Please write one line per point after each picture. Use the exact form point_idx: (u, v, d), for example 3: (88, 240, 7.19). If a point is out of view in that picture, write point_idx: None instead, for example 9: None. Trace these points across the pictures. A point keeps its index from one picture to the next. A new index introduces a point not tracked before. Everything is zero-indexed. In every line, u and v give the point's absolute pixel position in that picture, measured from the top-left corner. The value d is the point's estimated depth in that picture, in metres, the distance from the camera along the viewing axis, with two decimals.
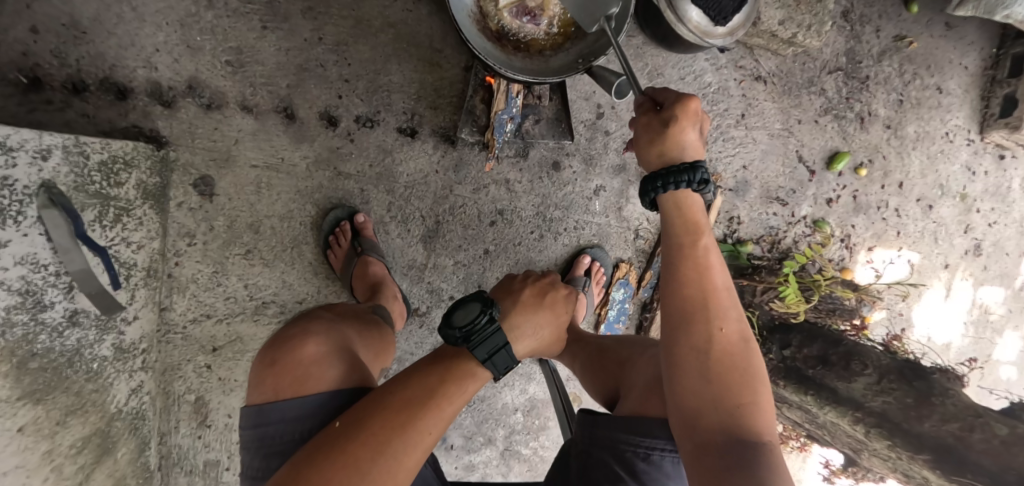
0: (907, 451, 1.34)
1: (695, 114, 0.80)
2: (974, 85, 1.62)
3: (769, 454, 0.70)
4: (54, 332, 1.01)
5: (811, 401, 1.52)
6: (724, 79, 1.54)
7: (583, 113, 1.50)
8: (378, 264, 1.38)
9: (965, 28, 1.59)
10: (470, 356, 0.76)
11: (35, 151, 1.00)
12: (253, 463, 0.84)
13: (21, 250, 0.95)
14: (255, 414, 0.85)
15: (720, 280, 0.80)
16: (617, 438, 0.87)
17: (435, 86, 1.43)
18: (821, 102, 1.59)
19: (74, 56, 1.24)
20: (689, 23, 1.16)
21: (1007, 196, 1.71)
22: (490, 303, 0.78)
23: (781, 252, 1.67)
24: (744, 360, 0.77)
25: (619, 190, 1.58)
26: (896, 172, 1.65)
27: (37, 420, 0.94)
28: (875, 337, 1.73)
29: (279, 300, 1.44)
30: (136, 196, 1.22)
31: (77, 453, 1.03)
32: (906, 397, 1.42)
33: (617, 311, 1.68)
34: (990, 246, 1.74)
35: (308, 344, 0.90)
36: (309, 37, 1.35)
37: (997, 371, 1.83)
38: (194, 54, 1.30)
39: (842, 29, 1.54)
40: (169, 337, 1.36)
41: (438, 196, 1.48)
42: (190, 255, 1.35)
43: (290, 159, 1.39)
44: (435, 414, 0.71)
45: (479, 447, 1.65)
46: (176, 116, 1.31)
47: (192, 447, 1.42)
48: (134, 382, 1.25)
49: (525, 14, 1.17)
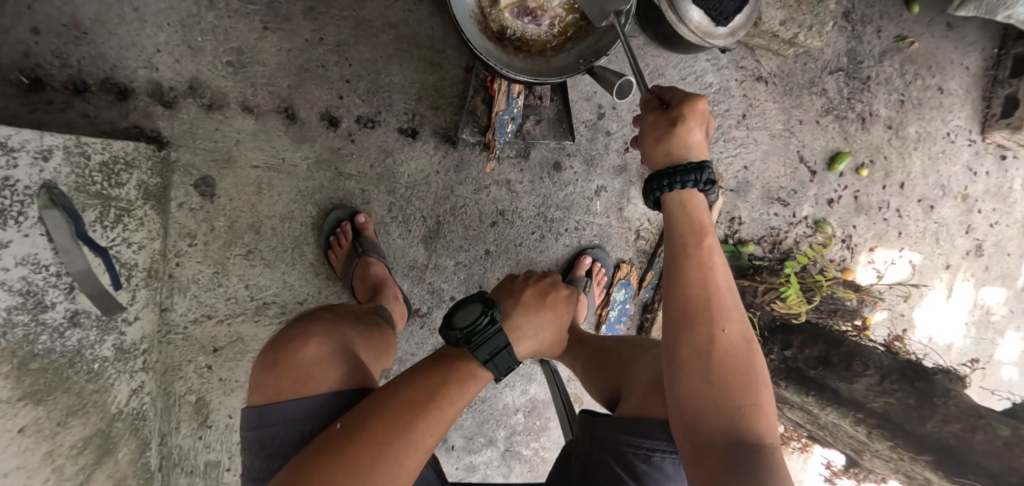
0: (909, 451, 1.33)
1: (702, 114, 0.80)
2: (975, 86, 1.62)
3: (770, 456, 0.70)
4: (55, 333, 1.00)
5: (812, 402, 1.52)
6: (724, 79, 1.54)
7: (584, 114, 1.50)
8: (378, 265, 1.38)
9: (966, 29, 1.59)
10: (470, 358, 0.76)
11: (36, 152, 1.00)
12: (254, 464, 0.84)
13: (22, 250, 0.95)
14: (255, 415, 0.85)
15: (724, 281, 0.79)
16: (617, 439, 0.86)
17: (435, 87, 1.43)
18: (822, 103, 1.59)
19: (75, 56, 1.24)
20: (690, 24, 1.15)
21: (1008, 196, 1.71)
22: (490, 304, 0.78)
23: (782, 252, 1.67)
24: (746, 362, 0.77)
25: (620, 190, 1.58)
26: (896, 173, 1.65)
27: (37, 421, 0.94)
28: (876, 338, 1.72)
29: (279, 301, 1.44)
30: (136, 197, 1.21)
31: (78, 454, 1.03)
32: (908, 398, 1.43)
33: (618, 312, 1.68)
34: (992, 247, 1.74)
35: (308, 344, 0.90)
36: (310, 38, 1.34)
37: (998, 372, 1.83)
38: (194, 54, 1.30)
39: (843, 29, 1.54)
40: (170, 337, 1.36)
41: (438, 197, 1.48)
42: (191, 255, 1.35)
43: (290, 160, 1.38)
44: (436, 417, 0.71)
45: (479, 448, 1.65)
46: (176, 116, 1.31)
47: (192, 448, 1.42)
48: (134, 383, 1.25)
49: (527, 15, 1.16)
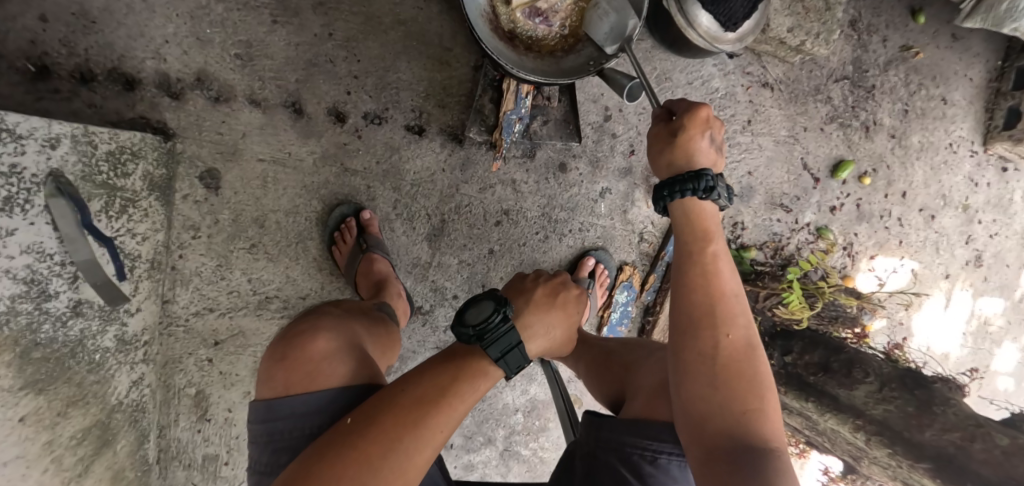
0: (907, 459, 1.37)
1: (705, 122, 0.79)
2: (979, 97, 1.63)
3: (776, 459, 0.70)
4: (57, 322, 1.00)
5: (811, 407, 1.54)
6: (730, 85, 1.55)
7: (591, 116, 1.50)
8: (382, 262, 1.38)
9: (971, 40, 1.59)
10: (482, 355, 0.76)
11: (43, 140, 1.00)
12: (261, 458, 0.84)
13: (28, 239, 0.94)
14: (264, 409, 0.85)
15: (728, 288, 0.80)
16: (624, 440, 0.86)
17: (443, 84, 1.43)
18: (826, 111, 1.59)
19: (83, 45, 1.23)
20: (698, 29, 1.18)
21: (1008, 207, 1.72)
22: (502, 302, 0.78)
23: (784, 258, 1.67)
24: (752, 366, 0.77)
25: (624, 193, 1.58)
26: (898, 182, 1.66)
27: (38, 410, 0.93)
28: (876, 345, 1.73)
29: (282, 296, 1.43)
30: (141, 188, 1.21)
31: (77, 445, 1.02)
32: (907, 406, 1.45)
33: (619, 314, 1.68)
34: (991, 258, 1.75)
35: (318, 338, 0.89)
36: (319, 33, 1.34)
37: (995, 381, 1.84)
38: (203, 46, 1.29)
39: (850, 37, 1.55)
40: (170, 330, 1.35)
41: (443, 196, 1.48)
42: (194, 248, 1.35)
43: (296, 154, 1.38)
44: (445, 413, 0.71)
45: (478, 447, 1.65)
46: (182, 108, 1.30)
47: (191, 441, 1.42)
48: (135, 374, 1.24)
49: (537, 16, 1.17)
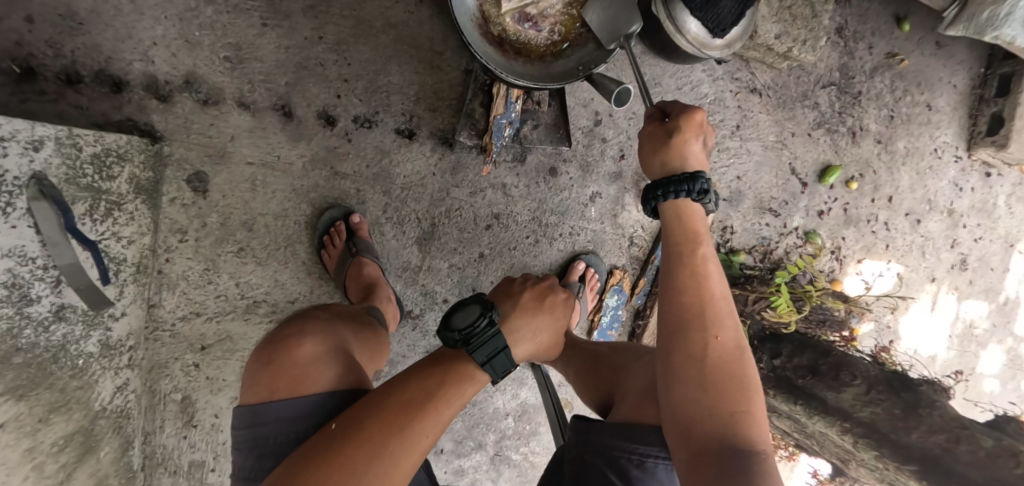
0: (894, 461, 1.39)
1: (699, 125, 0.80)
2: (962, 104, 1.66)
3: (761, 461, 0.70)
4: (39, 327, 0.98)
5: (800, 410, 1.55)
6: (719, 90, 1.56)
7: (581, 120, 1.51)
8: (371, 266, 1.38)
9: (955, 47, 1.62)
10: (468, 360, 0.76)
11: (27, 143, 0.99)
12: (245, 463, 0.83)
13: (9, 242, 0.93)
14: (248, 414, 0.84)
15: (716, 290, 0.80)
16: (612, 444, 0.86)
17: (434, 88, 1.43)
18: (813, 117, 1.61)
19: (69, 47, 1.22)
20: (687, 35, 1.18)
21: (992, 212, 1.75)
22: (489, 306, 0.78)
23: (772, 262, 1.68)
24: (740, 369, 0.77)
25: (614, 197, 1.59)
26: (885, 187, 1.68)
27: (18, 417, 0.91)
28: (864, 348, 1.75)
29: (270, 300, 1.42)
30: (127, 191, 1.19)
31: (59, 452, 1.00)
32: (893, 408, 1.47)
33: (610, 318, 1.69)
34: (976, 261, 1.78)
35: (304, 343, 0.89)
36: (309, 36, 1.34)
37: (981, 383, 1.86)
38: (192, 48, 1.29)
39: (836, 44, 1.57)
40: (157, 335, 1.34)
41: (434, 199, 1.48)
42: (181, 252, 1.33)
43: (285, 158, 1.37)
44: (430, 418, 0.70)
45: (468, 452, 1.64)
46: (170, 111, 1.29)
47: (177, 447, 1.40)
48: (119, 380, 1.22)
49: (527, 21, 1.17)
